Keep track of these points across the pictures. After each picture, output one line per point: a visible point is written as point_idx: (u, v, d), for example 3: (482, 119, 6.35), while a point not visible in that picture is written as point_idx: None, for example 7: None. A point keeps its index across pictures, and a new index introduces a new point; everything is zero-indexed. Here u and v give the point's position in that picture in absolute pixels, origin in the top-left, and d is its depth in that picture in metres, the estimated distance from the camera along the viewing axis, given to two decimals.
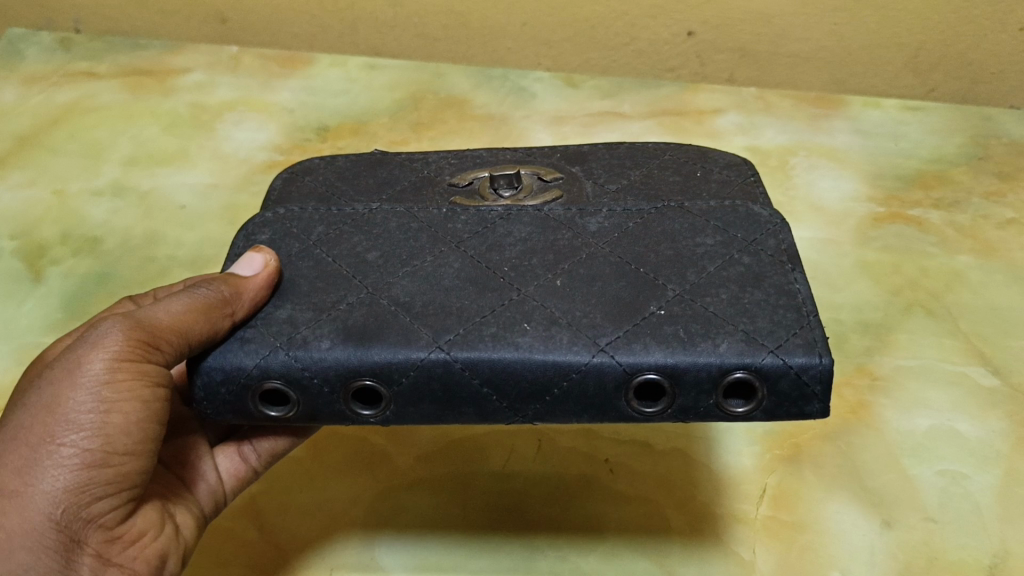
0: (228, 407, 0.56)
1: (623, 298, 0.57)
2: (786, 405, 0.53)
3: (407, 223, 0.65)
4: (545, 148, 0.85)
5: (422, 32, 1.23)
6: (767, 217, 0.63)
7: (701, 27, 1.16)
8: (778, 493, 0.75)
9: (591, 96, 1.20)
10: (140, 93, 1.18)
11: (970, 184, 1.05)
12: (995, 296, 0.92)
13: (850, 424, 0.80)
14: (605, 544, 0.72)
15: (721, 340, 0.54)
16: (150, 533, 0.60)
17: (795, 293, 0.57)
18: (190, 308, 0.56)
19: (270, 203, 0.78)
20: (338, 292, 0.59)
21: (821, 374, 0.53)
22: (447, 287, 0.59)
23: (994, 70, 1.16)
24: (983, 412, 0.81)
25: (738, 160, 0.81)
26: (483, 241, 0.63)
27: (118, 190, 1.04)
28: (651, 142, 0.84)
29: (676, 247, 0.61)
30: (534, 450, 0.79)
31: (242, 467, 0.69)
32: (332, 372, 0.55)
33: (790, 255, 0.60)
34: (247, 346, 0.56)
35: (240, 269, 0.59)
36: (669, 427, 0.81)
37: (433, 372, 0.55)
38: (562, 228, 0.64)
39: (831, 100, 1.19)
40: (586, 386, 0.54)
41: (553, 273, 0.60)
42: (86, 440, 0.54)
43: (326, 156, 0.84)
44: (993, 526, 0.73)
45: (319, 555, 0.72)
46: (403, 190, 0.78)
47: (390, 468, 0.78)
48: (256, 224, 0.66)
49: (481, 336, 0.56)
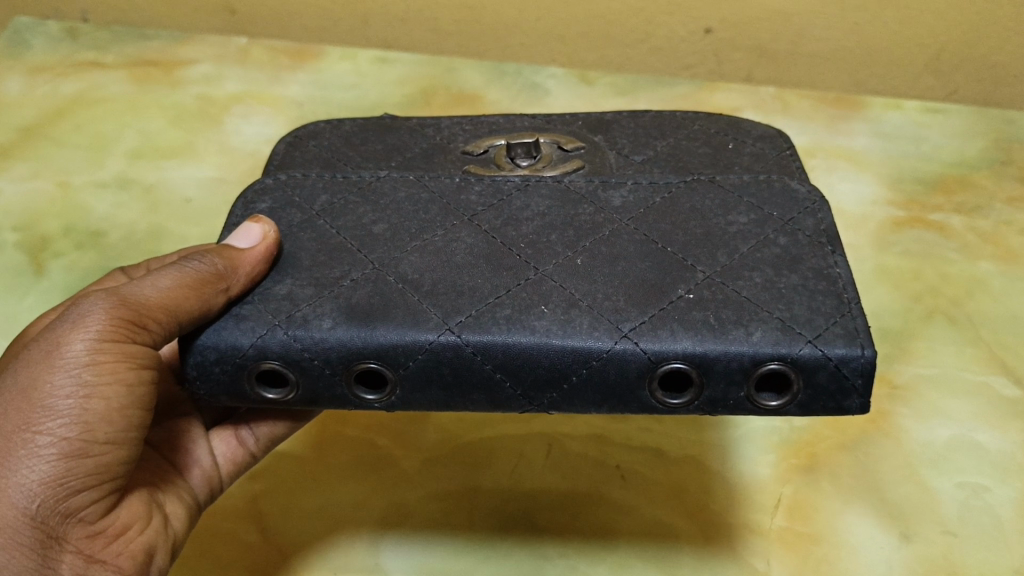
0: (222, 389, 0.54)
1: (649, 280, 0.56)
2: (822, 399, 0.52)
3: (417, 194, 0.63)
4: (564, 116, 0.83)
5: (434, 27, 1.22)
6: (804, 195, 0.61)
7: (719, 25, 1.14)
8: (793, 503, 0.73)
9: (605, 94, 1.17)
10: (146, 85, 1.17)
11: (993, 189, 1.03)
12: (1017, 304, 0.89)
13: (868, 433, 0.78)
14: (615, 555, 0.70)
15: (754, 329, 0.52)
16: (136, 527, 0.58)
17: (836, 278, 0.55)
18: (181, 283, 0.54)
19: (271, 169, 0.76)
20: (342, 267, 0.57)
21: (863, 367, 0.51)
22: (459, 265, 0.57)
23: (1017, 72, 1.14)
24: (1004, 423, 0.79)
25: (772, 131, 0.79)
26: (498, 214, 0.61)
27: (123, 183, 1.02)
28: (677, 112, 0.82)
29: (706, 225, 0.59)
30: (543, 457, 0.77)
31: (239, 450, 0.68)
32: (334, 354, 0.53)
33: (830, 235, 0.58)
34: (243, 324, 0.54)
35: (238, 241, 0.57)
36: (683, 434, 0.79)
37: (442, 356, 0.53)
38: (584, 203, 0.62)
39: (850, 102, 1.16)
40: (606, 374, 0.52)
41: (573, 251, 0.58)
42: (64, 428, 0.52)
43: (331, 120, 0.82)
44: (1014, 541, 0.70)
45: (319, 560, 0.70)
46: (413, 158, 0.77)
47: (393, 473, 0.76)
48: (255, 191, 0.65)
49: (495, 318, 0.54)
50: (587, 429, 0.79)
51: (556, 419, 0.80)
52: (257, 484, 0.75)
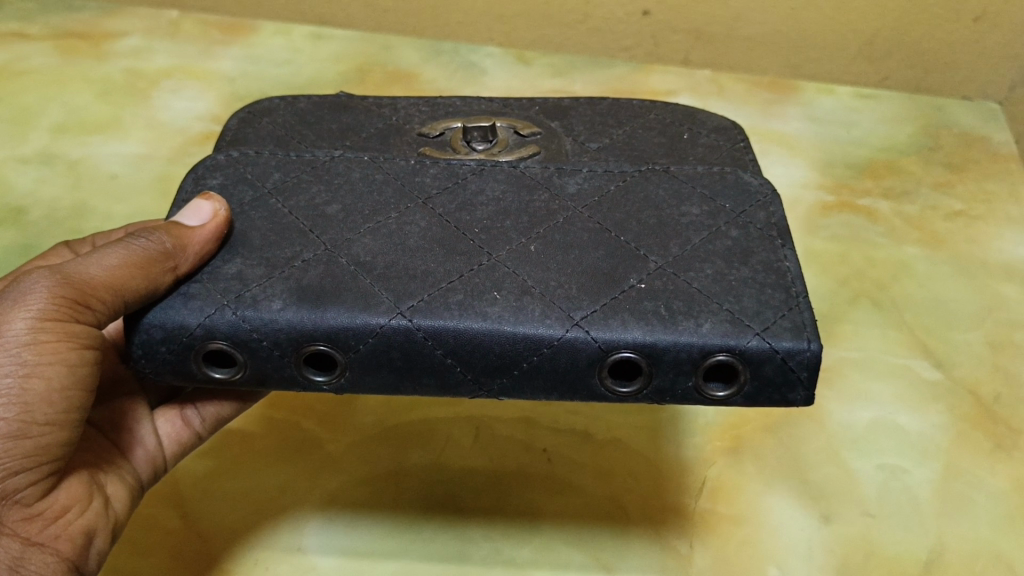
0: (168, 367, 0.54)
1: (602, 269, 0.56)
2: (767, 391, 0.52)
3: (371, 175, 0.63)
4: (522, 101, 0.83)
5: (372, 3, 1.20)
6: (756, 189, 0.62)
7: (657, 7, 1.15)
8: (716, 485, 0.75)
9: (542, 74, 1.17)
10: (72, 57, 1.14)
11: (920, 174, 1.05)
12: (940, 289, 0.92)
13: (792, 416, 0.80)
14: (542, 536, 0.71)
15: (703, 321, 0.53)
16: (75, 509, 0.57)
17: (784, 271, 0.56)
18: (128, 262, 0.53)
19: (223, 145, 0.75)
20: (294, 248, 0.57)
21: (808, 360, 0.52)
22: (413, 248, 0.57)
23: (948, 59, 1.16)
24: (923, 404, 0.81)
25: (727, 123, 0.79)
26: (452, 198, 0.61)
27: (46, 159, 1.00)
28: (634, 100, 0.83)
29: (659, 216, 0.60)
30: (471, 439, 0.78)
31: (184, 431, 0.68)
32: (284, 335, 0.53)
33: (780, 229, 0.59)
34: (191, 303, 0.54)
35: (186, 218, 0.56)
36: (611, 416, 0.80)
37: (394, 340, 0.53)
38: (539, 189, 0.62)
39: (784, 86, 1.18)
40: (557, 362, 0.53)
41: (527, 237, 0.58)
42: (3, 409, 0.51)
43: (285, 96, 0.81)
44: (929, 520, 0.73)
45: (250, 546, 0.70)
46: (368, 138, 0.76)
47: (320, 456, 0.76)
48: (206, 167, 0.64)
49: (448, 303, 0.54)
50: (517, 412, 0.80)
51: (486, 403, 0.81)
52: (188, 467, 0.74)
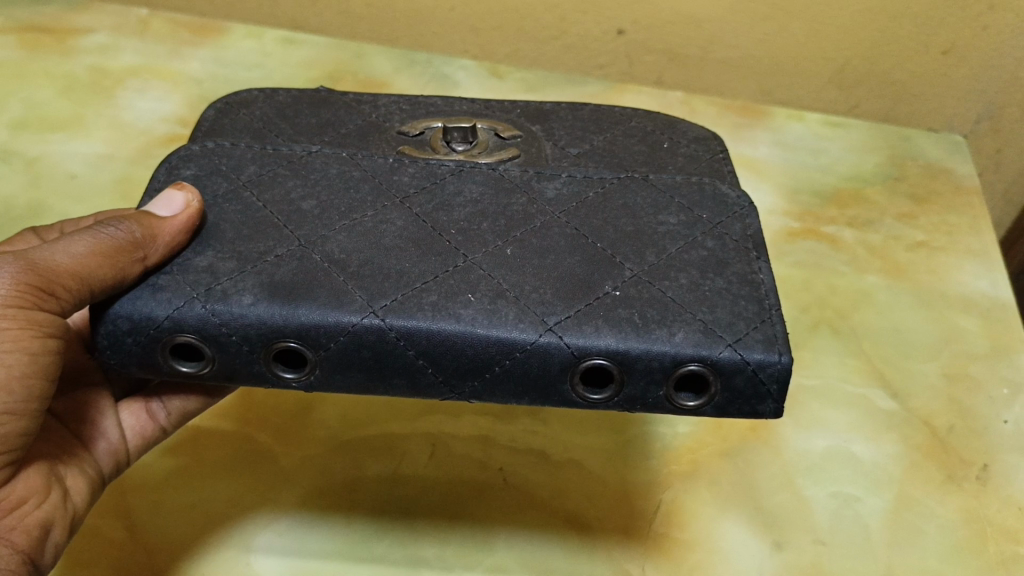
0: (133, 359, 0.53)
1: (577, 275, 0.56)
2: (738, 402, 0.52)
3: (349, 172, 0.62)
4: (503, 103, 0.82)
5: (345, 10, 1.19)
6: (734, 200, 0.62)
7: (631, 26, 1.14)
8: (671, 509, 0.74)
9: (513, 89, 1.18)
10: (36, 51, 1.12)
11: (884, 205, 1.06)
12: (899, 318, 0.92)
13: (749, 442, 0.80)
14: (496, 555, 0.70)
15: (677, 330, 0.52)
16: (32, 501, 0.56)
17: (759, 284, 0.56)
18: (95, 250, 0.52)
19: (199, 135, 0.73)
20: (268, 243, 0.56)
21: (778, 373, 0.52)
22: (388, 247, 0.57)
23: (916, 91, 1.17)
24: (879, 434, 0.82)
25: (707, 133, 0.80)
26: (430, 198, 0.61)
27: (5, 154, 0.98)
28: (616, 108, 0.83)
29: (637, 224, 0.60)
30: (426, 457, 0.77)
31: (149, 424, 0.67)
32: (253, 331, 0.52)
33: (756, 241, 0.59)
34: (159, 295, 0.53)
35: (158, 209, 0.55)
36: (568, 438, 0.80)
37: (365, 339, 0.52)
38: (517, 193, 0.62)
39: (755, 110, 1.20)
40: (530, 367, 0.52)
41: (503, 240, 0.58)
42: None
43: (265, 89, 0.80)
44: (880, 550, 0.73)
45: (195, 561, 0.69)
46: (347, 134, 0.75)
47: (271, 470, 0.75)
48: (179, 157, 0.63)
49: (420, 304, 0.53)
50: (472, 429, 0.80)
51: (441, 419, 0.80)
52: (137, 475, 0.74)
